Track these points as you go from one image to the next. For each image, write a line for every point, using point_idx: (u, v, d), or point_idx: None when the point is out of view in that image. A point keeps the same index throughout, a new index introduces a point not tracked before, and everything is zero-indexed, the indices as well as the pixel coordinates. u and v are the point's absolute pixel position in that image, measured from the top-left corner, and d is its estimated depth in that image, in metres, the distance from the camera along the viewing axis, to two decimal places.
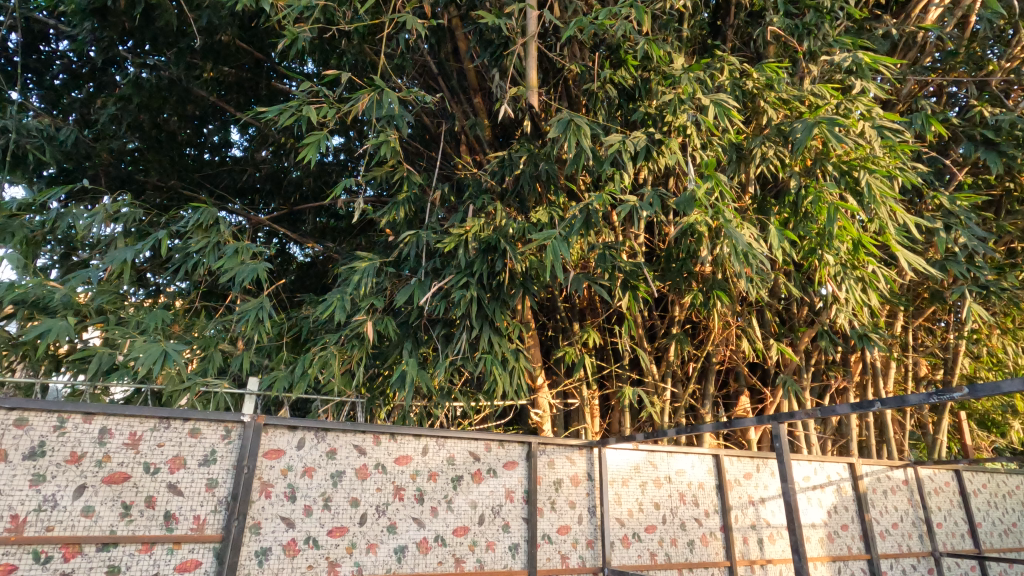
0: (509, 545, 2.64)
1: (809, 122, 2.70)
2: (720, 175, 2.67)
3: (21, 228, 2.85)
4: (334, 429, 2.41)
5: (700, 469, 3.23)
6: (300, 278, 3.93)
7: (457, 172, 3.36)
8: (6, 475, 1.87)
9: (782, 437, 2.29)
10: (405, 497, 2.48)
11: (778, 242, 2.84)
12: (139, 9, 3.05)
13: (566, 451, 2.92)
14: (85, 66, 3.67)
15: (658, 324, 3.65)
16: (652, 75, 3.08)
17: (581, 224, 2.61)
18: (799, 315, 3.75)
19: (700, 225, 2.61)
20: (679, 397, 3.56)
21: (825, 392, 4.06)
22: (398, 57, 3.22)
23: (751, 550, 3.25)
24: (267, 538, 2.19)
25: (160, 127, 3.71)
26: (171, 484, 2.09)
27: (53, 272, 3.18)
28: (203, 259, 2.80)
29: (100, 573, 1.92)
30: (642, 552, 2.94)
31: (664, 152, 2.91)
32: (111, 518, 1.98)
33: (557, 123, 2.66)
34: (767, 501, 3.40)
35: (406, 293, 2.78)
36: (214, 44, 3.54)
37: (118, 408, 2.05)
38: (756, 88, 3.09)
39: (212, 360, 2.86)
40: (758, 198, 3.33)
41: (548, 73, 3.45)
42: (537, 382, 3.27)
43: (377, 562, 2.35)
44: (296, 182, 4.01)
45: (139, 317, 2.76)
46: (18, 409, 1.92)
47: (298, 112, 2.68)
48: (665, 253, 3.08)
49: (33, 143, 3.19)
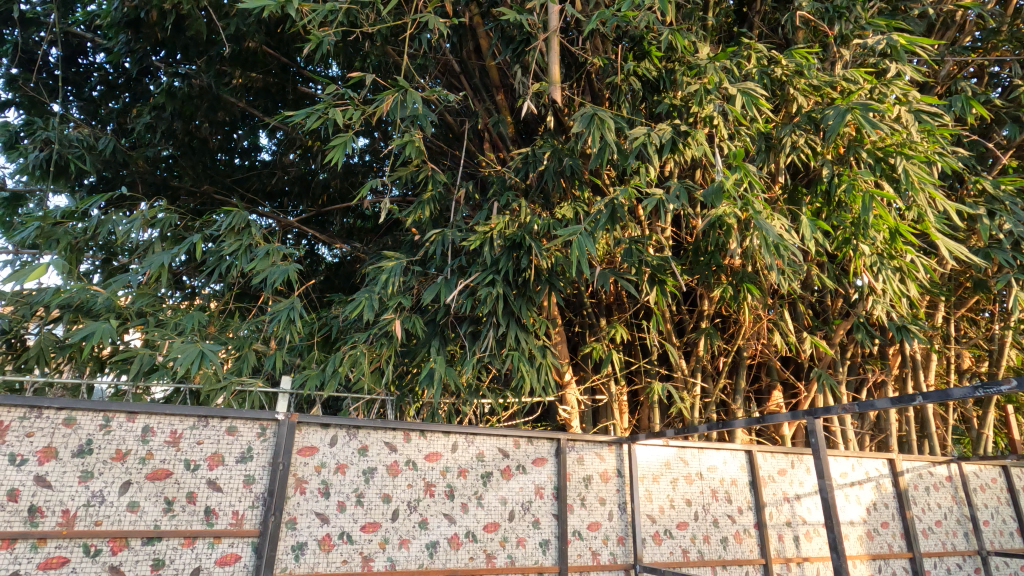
0: (540, 541, 2.65)
1: (841, 108, 2.62)
2: (749, 165, 2.61)
3: (66, 235, 2.97)
4: (365, 426, 2.45)
5: (733, 465, 3.18)
6: (329, 278, 4.01)
7: (481, 169, 3.38)
8: (57, 472, 1.97)
9: (818, 432, 2.22)
10: (436, 493, 2.51)
11: (811, 233, 2.77)
12: (170, 19, 3.13)
13: (595, 448, 2.91)
14: (122, 77, 3.81)
15: (687, 319, 3.60)
16: (676, 66, 3.07)
17: (606, 219, 2.59)
18: (834, 307, 3.65)
19: (728, 217, 2.56)
20: (710, 392, 3.51)
21: (862, 387, 3.95)
22: (421, 57, 3.24)
23: (786, 548, 3.19)
24: (302, 533, 2.24)
25: (192, 134, 3.76)
26: (211, 480, 2.16)
27: (95, 276, 3.32)
28: (236, 261, 2.86)
29: (146, 566, 2.01)
30: (674, 548, 2.91)
31: (691, 144, 2.86)
32: (155, 513, 2.06)
33: (580, 117, 2.64)
34: (803, 498, 3.32)
35: (433, 291, 2.79)
36: (242, 52, 3.61)
37: (159, 407, 2.12)
38: (785, 75, 3.01)
39: (246, 360, 2.93)
40: (789, 188, 3.26)
41: (570, 68, 3.41)
42: (564, 379, 3.27)
43: (410, 557, 2.39)
44: (324, 184, 4.07)
45: (177, 320, 2.85)
46: (67, 408, 2.01)
47: (325, 114, 2.71)
48: (693, 247, 3.03)
49: (74, 153, 3.33)
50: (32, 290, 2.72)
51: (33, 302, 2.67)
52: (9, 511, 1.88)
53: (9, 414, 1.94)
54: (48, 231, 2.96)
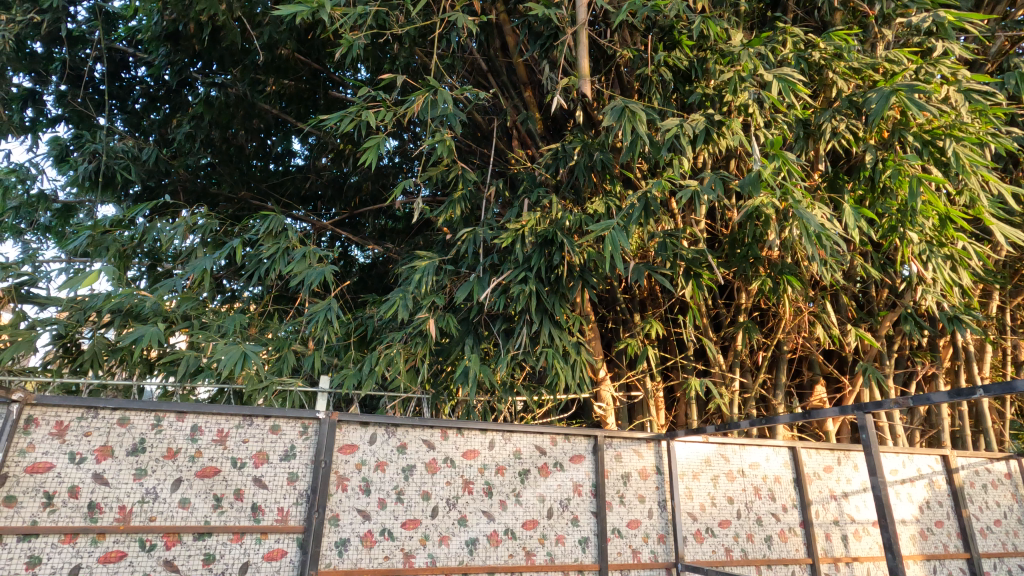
0: (579, 538, 2.64)
1: (884, 91, 2.49)
2: (787, 153, 2.52)
3: (115, 242, 3.12)
4: (404, 424, 2.48)
5: (776, 461, 3.09)
6: (363, 279, 4.07)
7: (511, 166, 3.37)
8: (113, 469, 2.06)
9: (868, 428, 2.09)
10: (475, 491, 2.53)
11: (855, 221, 2.66)
12: (207, 30, 3.22)
13: (633, 444, 2.87)
14: (162, 89, 3.94)
15: (724, 313, 3.52)
16: (708, 54, 3.01)
17: (640, 212, 2.54)
18: (879, 298, 3.53)
19: (766, 208, 2.48)
20: (749, 388, 3.43)
21: (910, 380, 3.79)
22: (450, 56, 3.26)
23: (835, 547, 3.09)
24: (345, 530, 2.28)
25: (229, 141, 3.85)
26: (257, 477, 2.22)
27: (142, 282, 3.48)
28: (274, 264, 2.94)
29: (198, 560, 2.08)
30: (717, 547, 2.86)
31: (725, 133, 2.79)
32: (205, 509, 2.13)
33: (610, 111, 2.59)
34: (851, 495, 3.21)
35: (466, 289, 2.80)
36: (276, 60, 3.72)
37: (206, 408, 2.19)
38: (824, 59, 2.91)
39: (286, 360, 3.00)
40: (829, 175, 3.15)
41: (599, 62, 3.37)
42: (599, 375, 3.24)
43: (450, 554, 2.41)
44: (356, 187, 4.14)
45: (219, 322, 2.94)
46: (121, 409, 2.11)
47: (358, 117, 2.75)
48: (729, 239, 2.96)
49: (120, 163, 3.50)
50: (86, 296, 2.86)
51: (86, 308, 2.80)
52: (70, 507, 1.98)
53: (68, 415, 2.04)
54: (98, 239, 3.10)
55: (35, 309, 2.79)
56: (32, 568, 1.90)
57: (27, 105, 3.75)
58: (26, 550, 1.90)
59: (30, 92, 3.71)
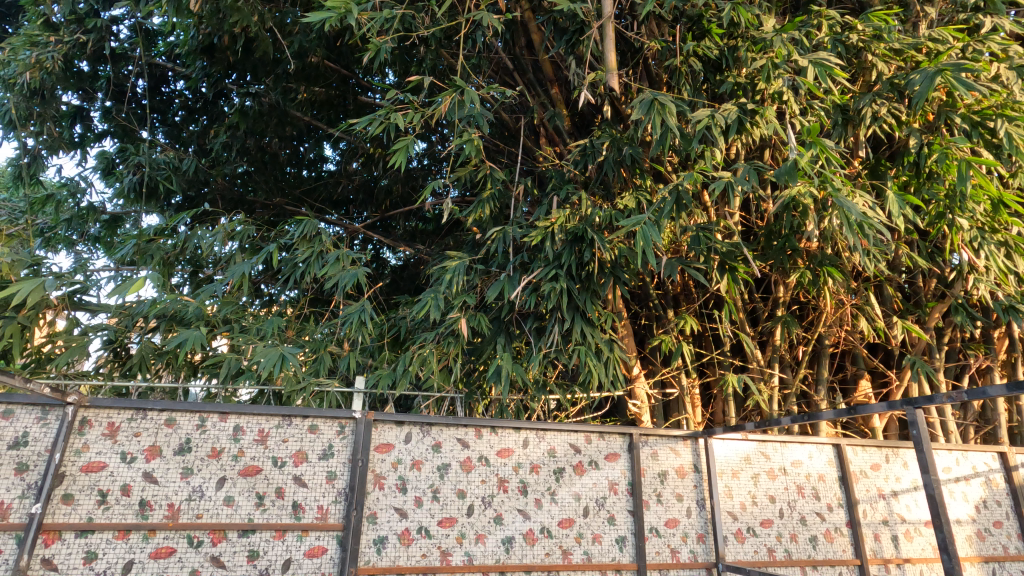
0: (616, 538, 2.61)
1: (929, 70, 2.35)
2: (826, 139, 2.41)
3: (158, 250, 3.26)
4: (438, 423, 2.50)
5: (820, 459, 3.00)
6: (395, 280, 4.11)
7: (539, 164, 3.35)
8: (162, 468, 2.15)
9: (920, 424, 1.95)
10: (510, 489, 2.53)
11: (899, 209, 2.54)
12: (240, 41, 3.30)
13: (669, 442, 2.83)
14: (199, 101, 4.12)
15: (761, 307, 3.43)
16: (739, 42, 2.93)
17: (671, 206, 2.48)
18: (926, 289, 3.39)
19: (804, 197, 2.39)
20: (789, 383, 3.34)
21: (963, 374, 3.62)
22: (475, 56, 3.27)
23: (884, 547, 2.98)
24: (383, 527, 2.32)
25: (264, 149, 3.99)
26: (297, 476, 2.28)
27: (185, 288, 3.58)
28: (309, 267, 3.01)
29: (243, 557, 2.15)
30: (759, 547, 2.79)
31: (759, 122, 2.72)
32: (249, 507, 2.20)
33: (638, 104, 2.55)
34: (901, 495, 3.08)
35: (497, 288, 2.80)
36: (307, 68, 3.76)
37: (247, 408, 2.26)
38: (862, 41, 2.81)
39: (323, 361, 3.05)
40: (871, 162, 3.04)
41: (626, 55, 3.33)
42: (633, 372, 3.19)
43: (486, 552, 2.42)
44: (386, 189, 4.19)
45: (259, 325, 3.02)
46: (168, 409, 2.20)
47: (386, 119, 2.77)
48: (765, 231, 2.89)
49: (162, 174, 3.64)
50: (133, 302, 2.97)
51: (133, 313, 2.92)
52: (123, 505, 2.08)
53: (119, 416, 2.15)
54: (144, 248, 3.26)
55: (87, 316, 2.91)
56: (89, 563, 2.00)
57: (76, 122, 3.92)
58: (83, 546, 2.01)
59: (77, 109, 3.87)
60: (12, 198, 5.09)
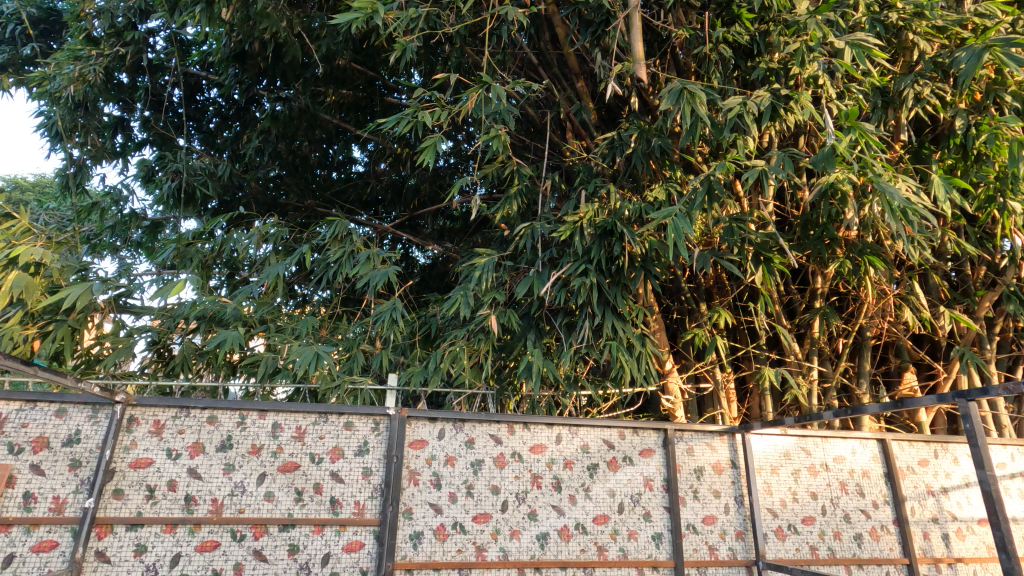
0: (652, 534, 2.57)
1: (977, 47, 2.21)
2: (865, 123, 2.31)
3: (197, 254, 3.37)
4: (471, 420, 2.51)
5: (864, 455, 2.90)
6: (424, 279, 4.16)
7: (566, 158, 3.33)
8: (205, 464, 2.22)
9: (973, 417, 1.85)
10: (543, 485, 2.53)
11: (945, 193, 2.42)
12: (271, 47, 3.36)
13: (705, 438, 2.78)
14: (232, 108, 4.25)
15: (798, 299, 3.34)
16: (770, 26, 2.83)
17: (703, 196, 2.41)
18: (975, 277, 3.24)
19: (842, 183, 2.29)
20: (829, 377, 3.24)
21: (1016, 366, 3.45)
22: (500, 52, 3.27)
23: (934, 547, 2.85)
24: (418, 523, 2.35)
25: (295, 152, 4.09)
26: (333, 472, 2.32)
27: (223, 291, 3.67)
28: (341, 267, 3.06)
29: (283, 550, 2.20)
30: (801, 545, 2.72)
31: (793, 108, 2.62)
32: (288, 502, 2.25)
33: (668, 94, 2.48)
34: (952, 491, 2.94)
35: (526, 284, 2.78)
36: (335, 71, 3.80)
37: (285, 406, 2.31)
38: (903, 20, 2.70)
39: (356, 360, 3.10)
40: (913, 146, 2.93)
41: (653, 45, 3.27)
42: (666, 367, 3.15)
43: (521, 548, 2.43)
44: (414, 189, 4.24)
45: (294, 325, 3.09)
46: (209, 408, 2.27)
47: (414, 118, 2.79)
48: (801, 220, 2.81)
49: (199, 180, 3.74)
50: (174, 304, 3.04)
51: (175, 315, 3.01)
52: (170, 500, 2.16)
53: (164, 414, 2.23)
54: (183, 251, 3.38)
55: (132, 318, 3.02)
56: (140, 555, 2.09)
57: (117, 132, 4.05)
58: (134, 539, 2.09)
59: (119, 119, 3.99)
60: (62, 207, 5.33)
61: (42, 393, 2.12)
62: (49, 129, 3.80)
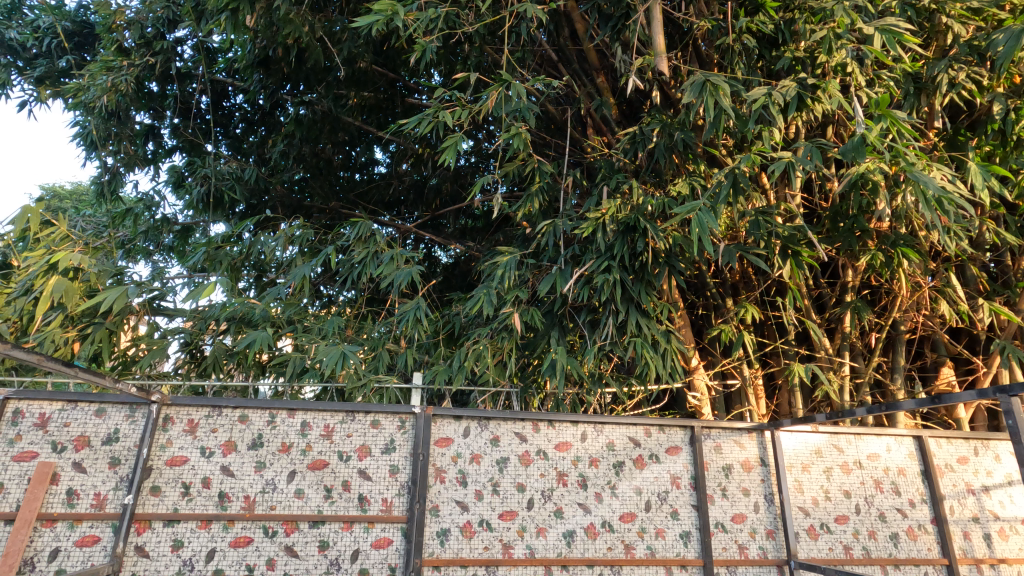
0: (680, 533, 2.55)
1: (1017, 28, 2.10)
2: (897, 111, 2.22)
3: (227, 256, 3.48)
4: (496, 418, 2.51)
5: (899, 452, 2.82)
6: (447, 278, 4.18)
7: (588, 155, 3.31)
8: (237, 462, 2.28)
9: (1015, 412, 1.78)
10: (569, 483, 2.52)
11: (983, 181, 2.33)
12: (294, 52, 3.41)
13: (733, 435, 2.73)
14: (258, 113, 4.35)
15: (828, 293, 3.26)
16: (796, 14, 2.80)
17: (728, 189, 2.36)
18: (1016, 268, 3.12)
19: (873, 174, 2.22)
20: (861, 372, 3.17)
21: None
22: (520, 49, 3.27)
23: (975, 547, 2.76)
24: (445, 520, 2.36)
25: (319, 156, 4.15)
26: (361, 469, 2.36)
27: (252, 292, 3.74)
28: (366, 267, 3.09)
29: (314, 546, 2.24)
30: (834, 544, 2.66)
31: (821, 97, 2.55)
32: (318, 499, 2.29)
33: (690, 86, 2.42)
34: (994, 490, 2.84)
35: (548, 282, 2.78)
36: (357, 74, 3.85)
37: (313, 404, 2.35)
38: (935, 3, 2.62)
39: (381, 358, 3.14)
40: (948, 133, 2.86)
41: (674, 38, 3.23)
42: (691, 364, 3.12)
43: (548, 546, 2.43)
44: (436, 189, 4.26)
45: (321, 325, 3.15)
46: (240, 407, 2.32)
47: (435, 118, 2.80)
48: (830, 212, 2.74)
49: (227, 184, 3.83)
50: (206, 305, 3.15)
51: (206, 317, 3.12)
52: (204, 496, 2.22)
53: (197, 413, 2.29)
54: (213, 254, 3.50)
55: (166, 320, 3.11)
56: (177, 550, 2.15)
57: (148, 140, 4.12)
58: (171, 534, 2.16)
59: (150, 127, 4.08)
60: (97, 214, 5.49)
61: (82, 394, 2.20)
62: (86, 138, 3.93)
